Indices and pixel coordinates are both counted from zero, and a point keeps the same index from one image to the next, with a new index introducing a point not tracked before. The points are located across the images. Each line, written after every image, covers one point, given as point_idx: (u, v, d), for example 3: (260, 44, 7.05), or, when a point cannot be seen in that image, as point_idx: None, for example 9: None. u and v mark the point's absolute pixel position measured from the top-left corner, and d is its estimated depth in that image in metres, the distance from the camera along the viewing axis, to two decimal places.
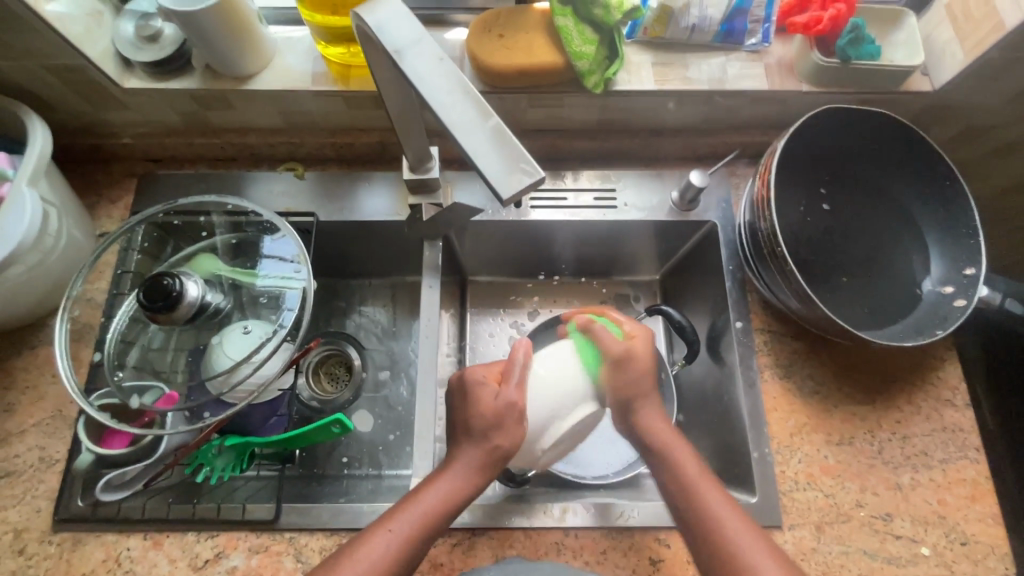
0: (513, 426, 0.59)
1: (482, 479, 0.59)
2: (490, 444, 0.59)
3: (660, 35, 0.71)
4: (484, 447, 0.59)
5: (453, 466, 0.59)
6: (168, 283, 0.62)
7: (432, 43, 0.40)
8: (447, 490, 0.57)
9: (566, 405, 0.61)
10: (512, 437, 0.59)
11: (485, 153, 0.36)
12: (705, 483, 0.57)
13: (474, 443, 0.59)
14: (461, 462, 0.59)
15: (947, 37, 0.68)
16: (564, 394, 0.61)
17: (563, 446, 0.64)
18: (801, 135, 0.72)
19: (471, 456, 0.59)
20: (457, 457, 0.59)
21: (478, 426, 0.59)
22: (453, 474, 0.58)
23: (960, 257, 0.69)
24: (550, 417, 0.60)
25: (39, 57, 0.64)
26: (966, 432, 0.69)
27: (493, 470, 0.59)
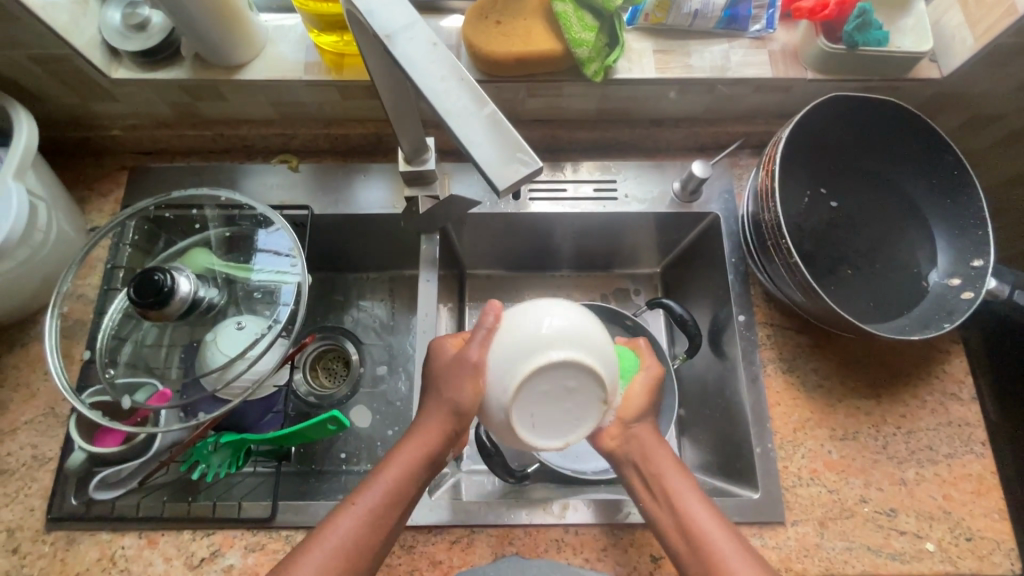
0: (467, 376, 0.52)
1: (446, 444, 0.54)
2: (445, 398, 0.54)
3: (661, 21, 0.69)
4: (445, 411, 0.54)
5: (416, 429, 0.55)
6: (158, 278, 0.60)
7: (425, 27, 0.38)
8: (410, 457, 0.54)
9: (532, 350, 0.50)
10: (461, 389, 0.52)
11: (480, 142, 0.34)
12: (679, 481, 0.55)
13: (433, 403, 0.55)
14: (425, 423, 0.55)
15: (957, 22, 0.66)
16: (532, 344, 0.50)
17: (535, 407, 0.52)
18: (805, 124, 0.71)
19: (432, 416, 0.55)
20: (425, 418, 0.55)
21: (433, 384, 0.55)
22: (417, 438, 0.55)
23: (968, 249, 0.67)
24: (510, 361, 0.50)
25: (23, 46, 0.62)
26: (972, 427, 0.68)
27: (455, 428, 0.54)
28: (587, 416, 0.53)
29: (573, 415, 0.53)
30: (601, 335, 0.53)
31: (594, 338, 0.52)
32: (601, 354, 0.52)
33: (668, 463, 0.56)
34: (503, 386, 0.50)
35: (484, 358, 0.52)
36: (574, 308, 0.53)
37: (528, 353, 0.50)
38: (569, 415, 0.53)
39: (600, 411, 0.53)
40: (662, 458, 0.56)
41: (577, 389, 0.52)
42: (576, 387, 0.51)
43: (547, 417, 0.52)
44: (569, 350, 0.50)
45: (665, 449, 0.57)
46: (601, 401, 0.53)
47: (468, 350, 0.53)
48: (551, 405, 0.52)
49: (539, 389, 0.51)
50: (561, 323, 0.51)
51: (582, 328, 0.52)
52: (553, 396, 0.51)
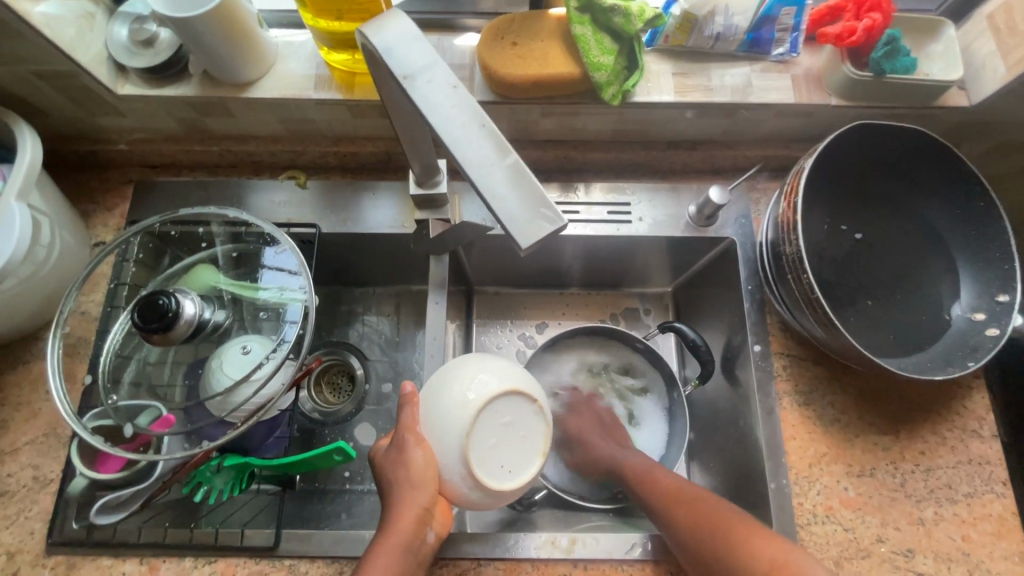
0: (413, 452, 0.55)
1: (420, 524, 0.54)
2: (402, 480, 0.54)
3: (681, 44, 0.67)
4: (408, 490, 0.54)
5: (389, 518, 0.54)
6: (163, 303, 0.59)
7: (445, 69, 0.36)
8: (388, 554, 0.52)
9: (456, 410, 0.55)
10: (410, 464, 0.55)
11: (503, 195, 0.33)
12: (678, 486, 0.62)
13: (397, 486, 0.55)
14: (395, 511, 0.54)
15: (988, 49, 0.64)
16: (451, 405, 0.56)
17: (494, 452, 0.56)
18: (829, 150, 0.69)
19: (400, 500, 0.54)
20: (391, 509, 0.54)
21: (387, 475, 0.56)
22: (393, 530, 0.53)
23: (993, 283, 0.65)
24: (446, 432, 0.55)
25: (28, 62, 0.60)
26: (992, 466, 0.67)
27: (424, 504, 0.54)
28: (534, 438, 0.58)
29: (528, 438, 0.58)
30: (502, 361, 0.59)
31: (497, 366, 0.58)
32: (513, 376, 0.58)
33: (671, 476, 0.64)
34: (454, 457, 0.54)
35: (424, 448, 0.55)
36: (469, 355, 0.59)
37: (455, 417, 0.55)
38: (526, 441, 0.58)
39: (543, 421, 0.59)
40: (663, 475, 0.64)
41: (513, 415, 0.57)
42: (513, 415, 0.57)
43: (511, 455, 0.57)
44: (486, 388, 0.56)
45: (666, 470, 0.65)
46: (538, 411, 0.59)
47: (401, 439, 0.56)
48: (506, 442, 0.57)
49: (485, 434, 0.56)
50: (468, 374, 0.57)
51: (482, 364, 0.58)
52: (501, 433, 0.56)
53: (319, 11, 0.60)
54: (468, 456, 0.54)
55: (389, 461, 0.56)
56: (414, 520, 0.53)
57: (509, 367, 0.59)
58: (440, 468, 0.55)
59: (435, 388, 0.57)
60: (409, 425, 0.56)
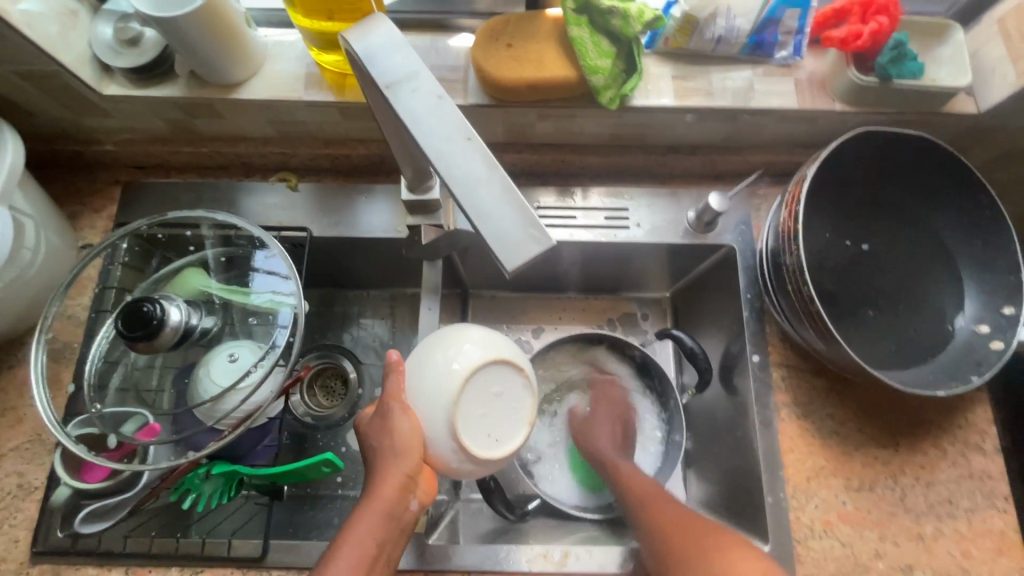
0: (399, 420, 0.54)
1: (402, 490, 0.52)
2: (388, 447, 0.53)
3: (682, 46, 0.65)
4: (391, 458, 0.53)
5: (371, 484, 0.52)
6: (148, 310, 0.57)
7: (430, 77, 0.35)
8: (368, 522, 0.50)
9: (442, 378, 0.55)
10: (395, 432, 0.54)
11: (490, 213, 0.32)
12: (657, 499, 0.61)
13: (381, 454, 0.53)
14: (378, 478, 0.52)
15: (997, 55, 0.62)
16: (437, 374, 0.55)
17: (481, 421, 0.55)
18: (832, 158, 0.67)
19: (383, 466, 0.53)
20: (374, 477, 0.53)
21: (372, 444, 0.54)
22: (374, 496, 0.51)
23: (998, 294, 0.64)
24: (432, 400, 0.54)
25: (8, 62, 0.59)
26: (994, 480, 0.65)
27: (408, 472, 0.53)
28: (522, 406, 0.58)
29: (516, 407, 0.57)
30: (488, 332, 0.59)
31: (482, 336, 0.58)
32: (498, 346, 0.57)
33: (655, 487, 0.63)
34: (441, 425, 0.54)
35: (409, 417, 0.54)
36: (455, 326, 0.59)
37: (440, 385, 0.54)
38: (514, 411, 0.57)
39: (530, 390, 0.59)
40: (648, 487, 0.63)
41: (500, 385, 0.57)
42: (500, 385, 0.57)
43: (498, 424, 0.56)
44: (472, 358, 0.56)
45: (650, 481, 0.64)
46: (525, 380, 0.58)
47: (387, 409, 0.55)
48: (493, 411, 0.56)
49: (472, 403, 0.55)
50: (455, 345, 0.57)
51: (468, 334, 0.57)
52: (487, 402, 0.56)
53: (308, 11, 0.58)
54: (456, 426, 0.54)
55: (373, 429, 0.55)
56: (396, 488, 0.52)
57: (494, 337, 0.58)
58: (426, 437, 0.54)
59: (421, 360, 0.57)
60: (395, 395, 0.56)
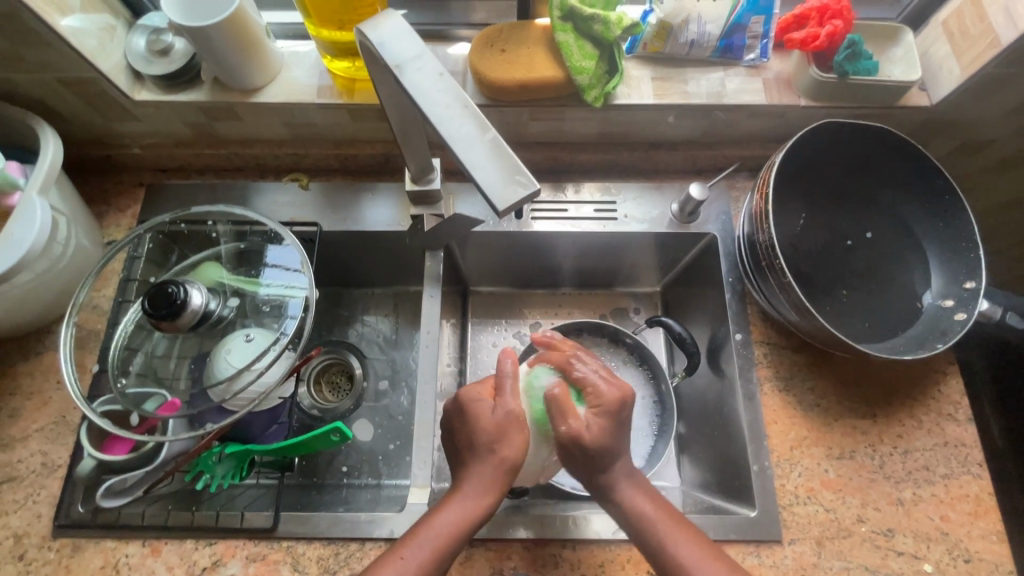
0: (515, 436, 0.58)
1: (495, 498, 0.56)
2: (498, 457, 0.57)
3: (659, 50, 0.72)
4: (489, 462, 0.57)
5: (465, 486, 0.57)
6: (172, 291, 0.62)
7: (433, 59, 0.42)
8: (458, 515, 0.55)
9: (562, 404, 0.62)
10: (513, 446, 0.58)
11: (484, 166, 0.38)
12: (665, 522, 0.57)
13: (483, 459, 0.57)
14: (473, 481, 0.57)
15: (944, 53, 0.68)
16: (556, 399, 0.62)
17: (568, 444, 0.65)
18: (800, 149, 0.73)
19: (482, 473, 0.57)
20: (468, 478, 0.57)
21: (483, 442, 0.58)
22: (469, 494, 0.56)
23: (960, 271, 0.69)
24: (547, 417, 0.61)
25: (54, 69, 0.65)
26: (969, 448, 0.69)
27: (505, 484, 0.57)
28: None
29: None
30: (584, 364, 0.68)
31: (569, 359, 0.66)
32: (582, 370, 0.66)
33: (648, 505, 0.58)
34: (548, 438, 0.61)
35: (526, 422, 0.60)
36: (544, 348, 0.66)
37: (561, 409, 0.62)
38: None
39: None
40: (648, 507, 0.58)
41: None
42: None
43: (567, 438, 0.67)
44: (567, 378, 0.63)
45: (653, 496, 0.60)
46: None
47: (511, 411, 0.58)
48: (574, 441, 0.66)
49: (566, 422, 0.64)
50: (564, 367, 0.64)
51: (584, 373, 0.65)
52: None
53: (323, 22, 0.65)
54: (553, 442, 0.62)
55: (481, 429, 0.58)
56: (486, 487, 0.56)
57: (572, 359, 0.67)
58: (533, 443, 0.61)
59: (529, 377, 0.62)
60: (517, 407, 0.59)
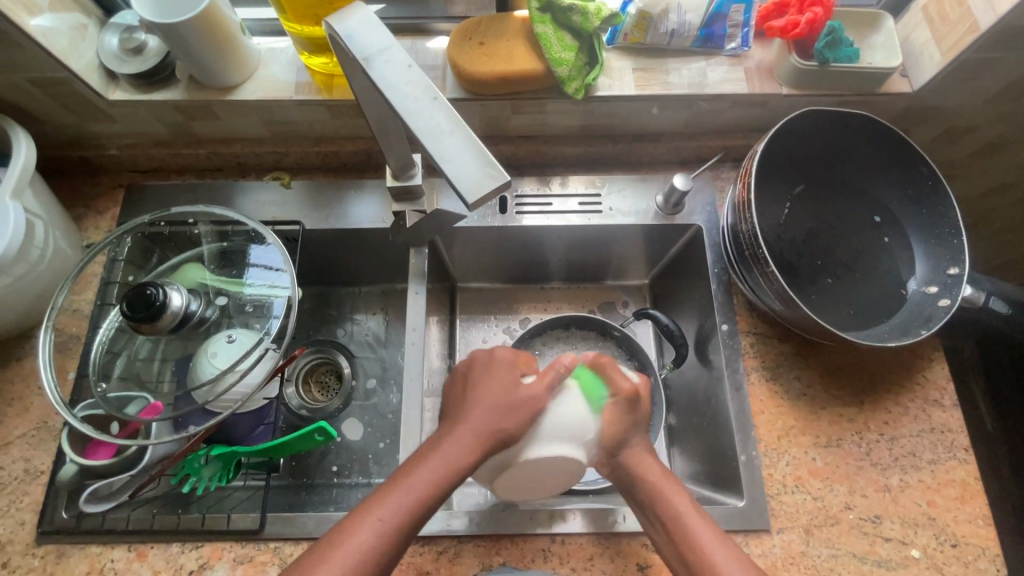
0: (512, 401, 0.59)
1: (478, 457, 0.56)
2: (489, 414, 0.58)
3: (639, 41, 0.72)
4: (488, 410, 0.58)
5: (448, 442, 0.56)
6: (150, 293, 0.61)
7: (400, 51, 0.41)
8: (440, 469, 0.54)
9: (549, 431, 0.59)
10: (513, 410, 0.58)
11: (452, 159, 0.37)
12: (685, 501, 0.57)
13: (479, 415, 0.58)
14: (459, 437, 0.56)
15: (924, 39, 0.68)
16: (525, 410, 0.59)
17: (528, 476, 0.62)
18: (783, 138, 0.73)
19: (469, 433, 0.56)
20: (455, 433, 0.57)
21: (483, 399, 0.59)
22: (454, 451, 0.55)
23: (944, 258, 0.69)
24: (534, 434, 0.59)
25: (25, 71, 0.64)
26: (954, 433, 0.69)
27: (491, 445, 0.57)
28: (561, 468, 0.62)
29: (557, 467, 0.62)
30: (599, 427, 0.62)
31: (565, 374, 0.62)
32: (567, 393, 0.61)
33: (685, 506, 0.57)
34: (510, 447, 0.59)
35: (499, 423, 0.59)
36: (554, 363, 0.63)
37: (519, 416, 0.59)
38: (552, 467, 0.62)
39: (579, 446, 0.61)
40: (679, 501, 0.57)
41: (559, 469, 0.62)
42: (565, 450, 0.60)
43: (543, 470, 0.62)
44: (550, 387, 0.60)
45: (687, 497, 0.58)
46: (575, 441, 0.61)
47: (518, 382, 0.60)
48: (541, 479, 0.63)
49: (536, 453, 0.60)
50: (578, 403, 0.61)
51: (560, 390, 0.60)
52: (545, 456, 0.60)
53: (297, 17, 0.64)
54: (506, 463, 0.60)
55: (501, 386, 0.60)
56: (474, 442, 0.56)
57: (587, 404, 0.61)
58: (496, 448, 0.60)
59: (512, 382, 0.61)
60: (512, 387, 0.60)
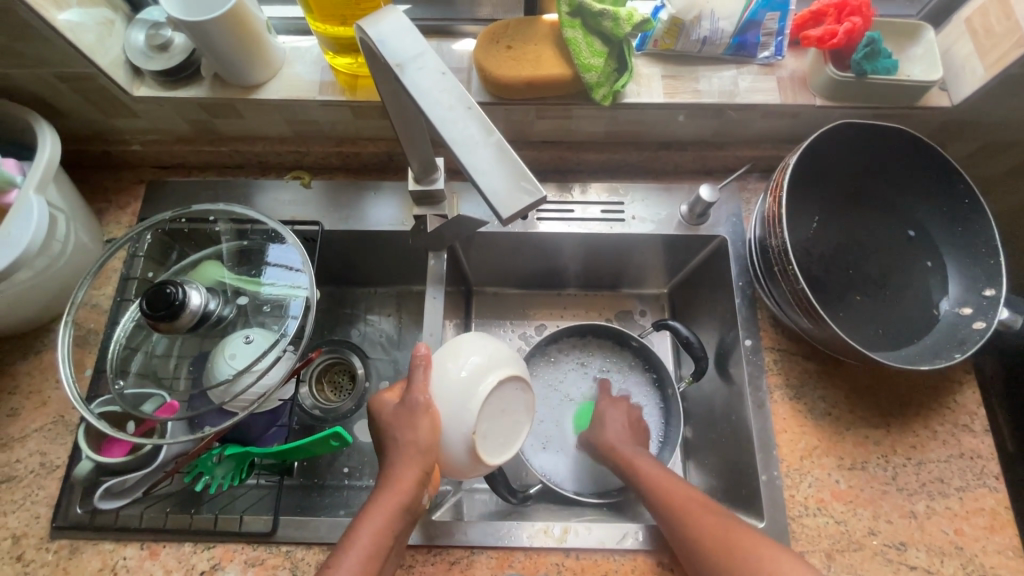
0: (420, 422, 0.54)
1: (419, 491, 0.53)
2: (405, 445, 0.53)
3: (670, 48, 0.70)
4: (414, 456, 0.53)
5: (384, 484, 0.53)
6: (170, 292, 0.61)
7: (434, 57, 0.41)
8: (385, 512, 0.52)
9: (464, 393, 0.55)
10: (416, 432, 0.54)
11: (486, 171, 0.36)
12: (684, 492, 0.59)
13: (398, 453, 0.54)
14: (392, 478, 0.53)
15: (966, 52, 0.66)
16: (456, 391, 0.55)
17: (492, 434, 0.57)
18: (814, 151, 0.71)
19: (402, 469, 0.53)
20: (387, 473, 0.53)
21: (389, 438, 0.55)
22: (391, 491, 0.52)
23: (980, 278, 0.67)
24: (460, 412, 0.55)
25: (52, 66, 0.64)
26: (985, 460, 0.67)
27: (427, 474, 0.54)
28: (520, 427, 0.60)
29: (517, 424, 0.60)
30: (503, 347, 0.59)
31: (485, 344, 0.58)
32: (500, 359, 0.57)
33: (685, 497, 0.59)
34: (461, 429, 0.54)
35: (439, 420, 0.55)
36: (463, 336, 0.59)
37: (459, 399, 0.54)
38: (515, 423, 0.59)
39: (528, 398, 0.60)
40: (677, 492, 0.59)
41: (507, 398, 0.58)
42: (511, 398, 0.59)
43: (502, 432, 0.58)
44: (477, 363, 0.56)
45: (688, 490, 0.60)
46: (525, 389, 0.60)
47: (413, 400, 0.55)
48: (497, 435, 0.58)
49: (491, 416, 0.57)
50: (469, 353, 0.57)
51: (487, 358, 0.56)
52: (496, 417, 0.57)
53: (324, 17, 0.63)
54: (463, 445, 0.54)
55: (424, 430, 0.54)
56: (411, 478, 0.53)
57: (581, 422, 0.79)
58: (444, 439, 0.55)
59: (440, 374, 0.56)
60: (424, 387, 0.55)
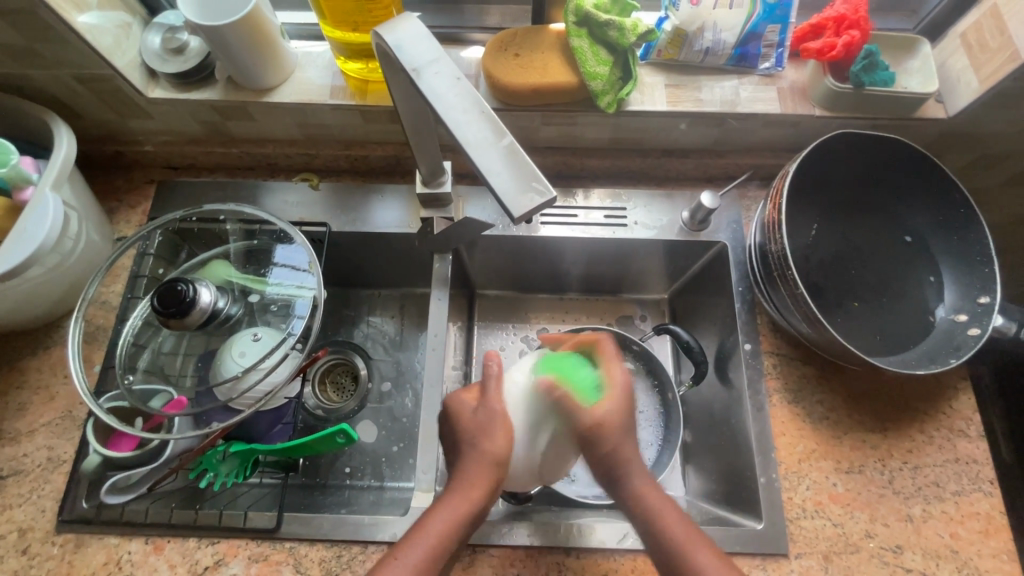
0: (496, 431, 0.60)
1: (485, 497, 0.57)
2: (484, 452, 0.59)
3: (674, 57, 0.72)
4: (490, 464, 0.58)
5: (455, 484, 0.57)
6: (181, 289, 0.61)
7: (449, 63, 0.42)
8: (454, 512, 0.56)
9: (535, 405, 0.62)
10: (496, 441, 0.59)
11: (499, 171, 0.38)
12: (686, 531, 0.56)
13: (472, 457, 0.59)
14: (462, 480, 0.58)
15: (962, 65, 0.68)
16: (527, 402, 0.62)
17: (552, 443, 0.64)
18: (812, 161, 0.73)
19: (474, 471, 0.58)
20: (461, 474, 0.58)
21: (466, 439, 0.60)
22: (463, 491, 0.57)
23: (975, 286, 0.68)
24: (522, 423, 0.62)
25: (70, 67, 0.66)
26: (980, 465, 0.68)
27: (495, 482, 0.58)
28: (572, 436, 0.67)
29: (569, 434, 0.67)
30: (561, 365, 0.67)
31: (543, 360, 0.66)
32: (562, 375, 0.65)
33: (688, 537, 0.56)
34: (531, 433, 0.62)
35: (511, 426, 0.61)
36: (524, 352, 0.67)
37: (530, 410, 0.62)
38: None
39: None
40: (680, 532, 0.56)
41: None
42: None
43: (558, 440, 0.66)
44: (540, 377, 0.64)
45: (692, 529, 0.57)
46: None
47: (491, 410, 0.61)
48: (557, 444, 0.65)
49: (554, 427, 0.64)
50: (532, 368, 0.65)
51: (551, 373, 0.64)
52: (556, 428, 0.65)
53: (337, 23, 0.65)
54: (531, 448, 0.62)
55: (499, 441, 0.59)
56: (482, 481, 0.57)
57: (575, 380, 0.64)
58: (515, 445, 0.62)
59: (510, 386, 0.64)
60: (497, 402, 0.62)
